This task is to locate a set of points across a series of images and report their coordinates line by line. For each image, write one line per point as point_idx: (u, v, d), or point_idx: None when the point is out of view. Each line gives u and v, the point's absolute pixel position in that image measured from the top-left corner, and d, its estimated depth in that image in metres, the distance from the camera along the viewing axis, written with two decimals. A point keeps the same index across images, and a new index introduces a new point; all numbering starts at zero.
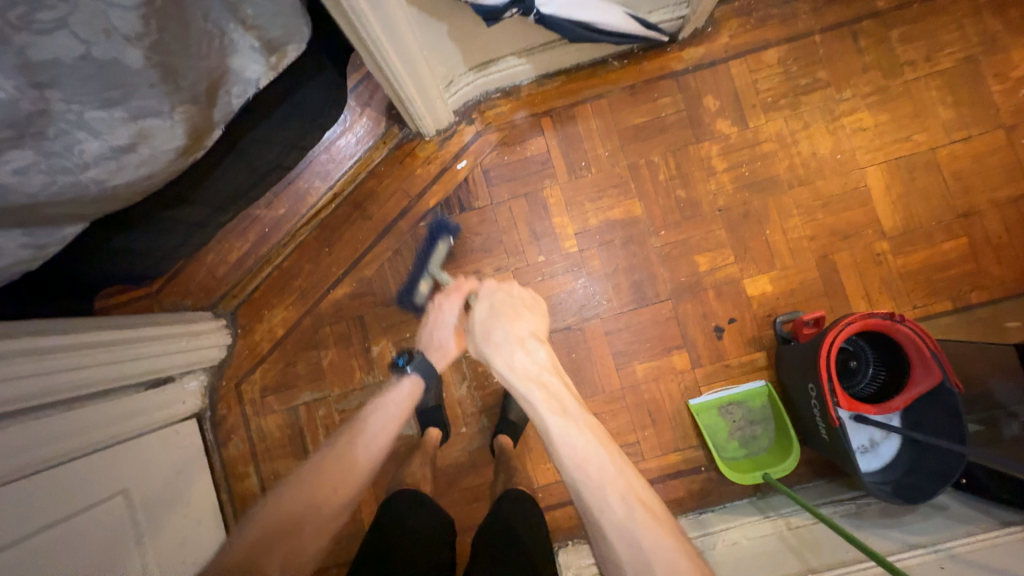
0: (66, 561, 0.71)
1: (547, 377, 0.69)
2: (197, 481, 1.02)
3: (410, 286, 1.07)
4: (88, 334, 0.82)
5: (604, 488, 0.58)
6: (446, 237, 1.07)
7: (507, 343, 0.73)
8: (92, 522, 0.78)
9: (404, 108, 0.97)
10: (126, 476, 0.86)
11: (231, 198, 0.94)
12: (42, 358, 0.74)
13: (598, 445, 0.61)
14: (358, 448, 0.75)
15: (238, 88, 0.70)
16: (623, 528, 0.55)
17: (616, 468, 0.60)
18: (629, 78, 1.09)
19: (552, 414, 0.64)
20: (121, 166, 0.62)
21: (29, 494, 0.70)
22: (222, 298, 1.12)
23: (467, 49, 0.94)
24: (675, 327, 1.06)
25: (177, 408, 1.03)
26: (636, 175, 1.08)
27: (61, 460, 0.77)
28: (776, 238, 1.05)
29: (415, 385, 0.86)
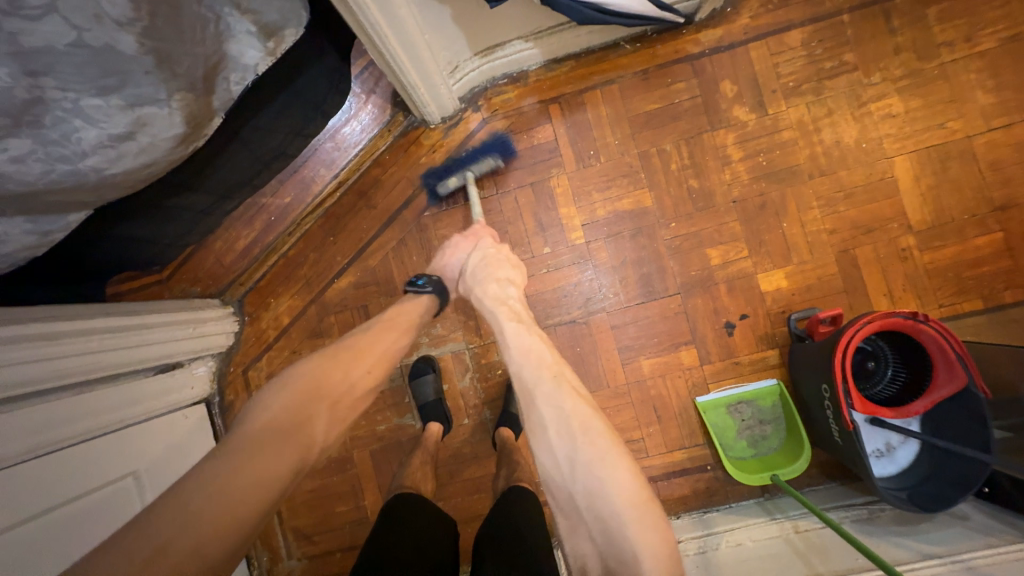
0: (77, 539, 0.74)
1: (513, 302, 0.79)
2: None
3: (440, 173, 1.07)
4: (98, 320, 0.84)
5: (541, 371, 0.67)
6: (494, 156, 1.03)
7: (485, 276, 0.82)
8: (103, 502, 0.80)
9: (408, 95, 0.95)
10: (135, 459, 0.88)
11: (235, 185, 0.94)
12: (52, 343, 0.76)
13: (544, 345, 0.71)
14: (388, 337, 0.76)
15: (236, 75, 0.69)
16: (552, 400, 0.64)
17: (554, 359, 0.69)
18: (641, 63, 1.04)
19: (508, 323, 0.75)
20: (120, 155, 0.62)
21: (41, 473, 0.73)
22: (230, 286, 1.13)
23: (472, 33, 0.91)
24: (684, 322, 1.02)
25: (187, 392, 1.05)
26: (646, 165, 1.04)
27: (73, 441, 0.79)
28: (794, 231, 1.00)
29: (433, 300, 0.85)
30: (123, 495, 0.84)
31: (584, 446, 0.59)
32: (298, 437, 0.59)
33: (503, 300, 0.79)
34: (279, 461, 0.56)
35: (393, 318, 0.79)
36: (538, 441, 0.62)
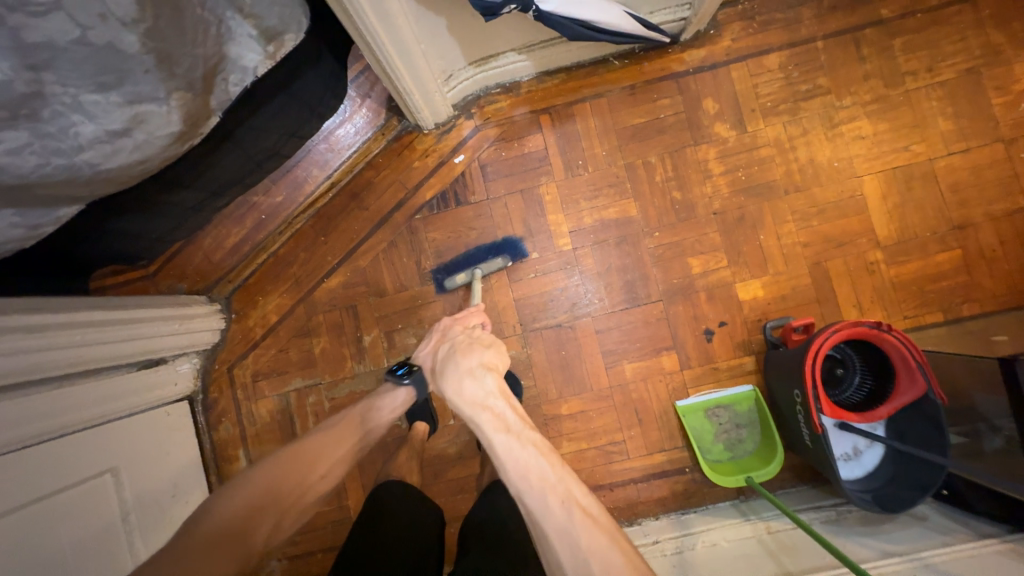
0: (52, 536, 0.73)
1: (493, 400, 0.65)
2: (186, 463, 1.04)
3: (450, 270, 1.10)
4: (84, 315, 0.84)
5: (549, 501, 0.55)
6: (503, 256, 1.05)
7: (457, 372, 0.69)
8: (79, 499, 0.79)
9: (403, 100, 0.98)
10: (114, 457, 0.87)
11: (227, 184, 0.95)
12: (34, 337, 0.75)
13: (543, 458, 0.58)
14: (350, 439, 0.79)
15: (235, 76, 0.71)
16: (568, 540, 0.53)
17: (559, 479, 0.56)
18: (629, 78, 1.08)
19: (495, 434, 0.61)
20: (116, 150, 0.63)
21: (17, 468, 0.72)
22: (217, 283, 1.12)
23: (467, 44, 0.94)
24: (666, 328, 1.06)
25: (170, 390, 1.04)
26: (632, 175, 1.08)
27: (51, 437, 0.78)
28: (770, 243, 1.05)
29: (410, 394, 0.85)
30: (101, 492, 0.83)
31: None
32: (242, 546, 0.63)
33: (479, 402, 0.64)
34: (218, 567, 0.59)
35: (358, 417, 0.81)
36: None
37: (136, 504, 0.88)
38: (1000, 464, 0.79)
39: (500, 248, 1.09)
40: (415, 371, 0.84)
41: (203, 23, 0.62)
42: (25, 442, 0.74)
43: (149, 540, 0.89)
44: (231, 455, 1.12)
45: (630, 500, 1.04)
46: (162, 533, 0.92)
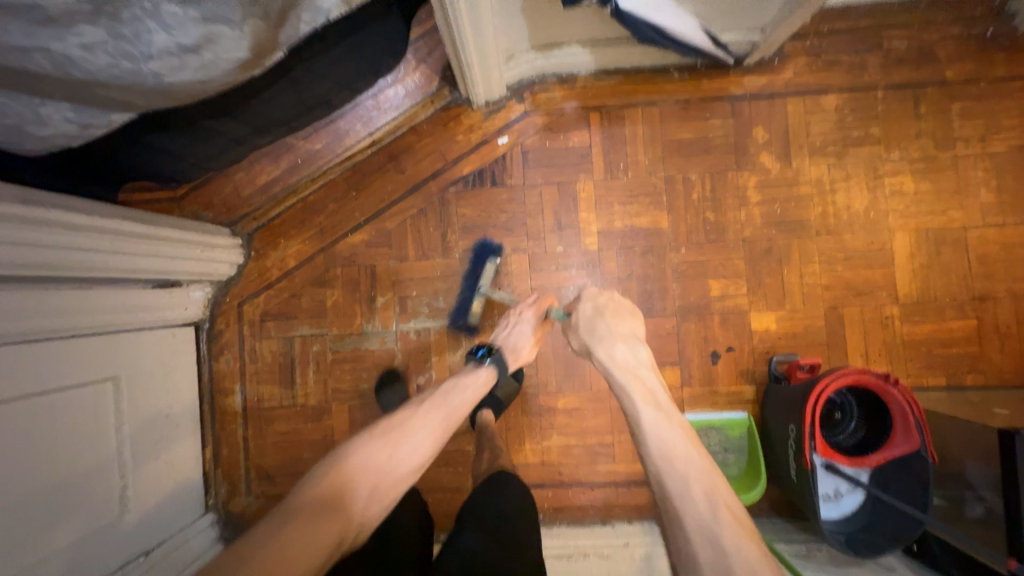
0: (45, 433, 0.74)
1: (643, 373, 0.81)
2: (182, 388, 1.05)
3: (461, 310, 1.10)
4: (109, 223, 0.84)
5: (687, 474, 0.69)
6: (492, 259, 1.07)
7: (610, 337, 0.85)
8: (77, 402, 0.80)
9: (461, 71, 0.97)
10: (115, 366, 0.88)
11: (273, 121, 0.95)
12: (64, 235, 0.76)
13: (685, 438, 0.73)
14: (432, 423, 0.80)
15: (309, 15, 0.71)
16: (700, 511, 0.65)
17: (703, 460, 0.71)
18: (685, 92, 1.08)
19: (645, 407, 0.77)
20: (182, 65, 0.63)
21: (25, 360, 0.73)
22: (243, 219, 1.13)
23: (534, 28, 0.94)
24: (674, 343, 1.07)
25: (181, 313, 1.04)
26: (669, 188, 1.09)
27: (64, 335, 0.80)
28: (792, 280, 1.06)
29: (493, 374, 0.90)
30: (98, 400, 0.84)
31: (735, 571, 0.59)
32: (343, 514, 0.65)
33: (631, 374, 0.81)
34: (328, 530, 0.62)
35: (440, 396, 0.84)
36: (680, 555, 0.63)
37: (127, 417, 0.89)
38: (976, 531, 0.81)
39: (478, 255, 1.10)
40: (496, 354, 0.91)
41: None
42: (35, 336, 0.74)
43: (135, 454, 0.90)
44: (228, 388, 1.13)
45: (607, 502, 1.06)
46: (146, 450, 0.93)
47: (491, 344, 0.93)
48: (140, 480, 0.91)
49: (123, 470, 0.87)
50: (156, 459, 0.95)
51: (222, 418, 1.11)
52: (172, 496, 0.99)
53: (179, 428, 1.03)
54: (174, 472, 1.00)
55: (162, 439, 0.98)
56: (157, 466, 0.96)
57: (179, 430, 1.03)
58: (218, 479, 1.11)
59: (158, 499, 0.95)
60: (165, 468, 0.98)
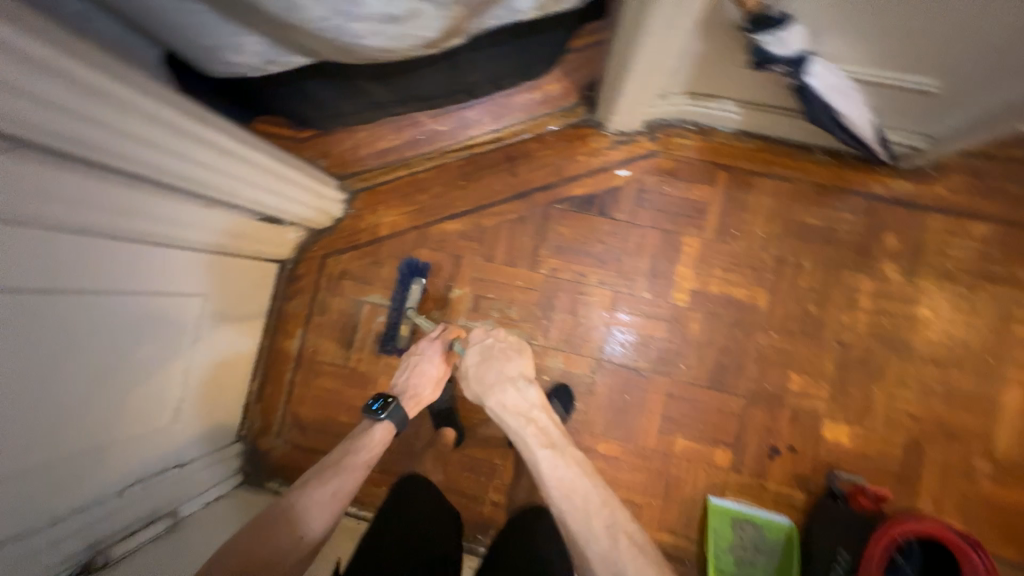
0: (120, 333, 0.74)
1: (537, 414, 0.80)
2: (243, 321, 1.06)
3: (387, 335, 1.10)
4: (250, 155, 0.84)
5: (587, 517, 0.71)
6: (417, 280, 1.07)
7: (499, 383, 0.80)
8: (155, 311, 0.81)
9: (611, 99, 0.96)
10: (195, 286, 0.89)
11: (416, 94, 0.97)
12: (225, 159, 0.79)
13: (584, 478, 0.74)
14: (338, 493, 0.80)
15: (502, 13, 0.72)
16: (605, 556, 0.68)
17: (596, 498, 0.73)
18: (823, 177, 1.04)
19: (542, 450, 0.76)
20: (379, 31, 0.64)
21: (129, 259, 0.73)
22: (353, 176, 1.16)
23: (698, 78, 0.91)
24: (735, 424, 1.02)
25: (268, 250, 1.06)
26: (777, 268, 1.04)
27: (173, 245, 0.81)
28: (880, 400, 0.99)
29: (387, 432, 0.89)
30: (170, 314, 0.84)
31: None
32: None
33: (524, 419, 0.79)
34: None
35: (331, 464, 0.83)
36: None
37: (189, 337, 0.90)
38: None
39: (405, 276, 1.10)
40: (390, 407, 0.89)
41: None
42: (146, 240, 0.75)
43: (184, 374, 0.90)
44: (290, 331, 1.15)
45: None
46: (196, 372, 0.94)
47: (387, 396, 0.91)
48: (182, 400, 0.91)
49: (183, 382, 0.91)
50: (203, 384, 0.97)
51: (277, 357, 1.14)
52: (206, 421, 1.00)
53: (239, 357, 1.07)
54: (214, 399, 1.01)
55: (223, 363, 1.01)
56: (207, 387, 0.98)
57: (238, 359, 1.06)
58: (255, 413, 1.14)
59: (192, 422, 0.96)
60: (207, 395, 0.99)
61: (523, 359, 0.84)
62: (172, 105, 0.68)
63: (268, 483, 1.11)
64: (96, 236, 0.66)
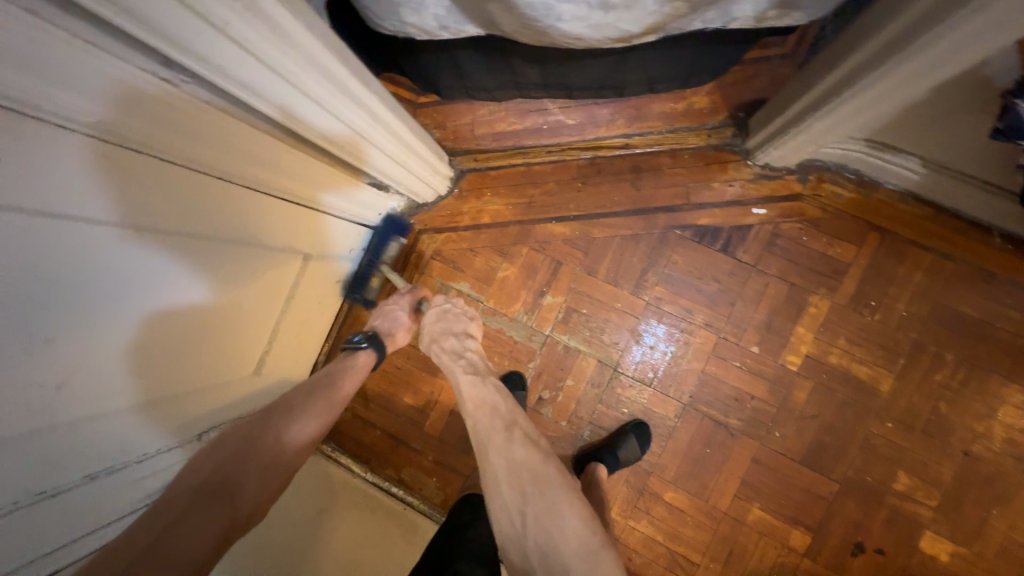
0: (147, 276, 0.58)
1: (469, 352, 0.84)
2: (257, 276, 0.79)
3: (357, 283, 1.09)
4: (369, 100, 0.69)
5: (489, 421, 0.74)
6: (396, 237, 1.08)
7: (445, 332, 0.87)
8: (172, 251, 0.60)
9: (778, 132, 0.85)
10: (194, 219, 0.61)
11: (563, 85, 0.88)
12: (369, 125, 0.72)
13: (497, 395, 0.77)
14: (319, 408, 0.77)
15: (712, 17, 0.62)
16: (500, 448, 0.70)
17: (507, 410, 0.75)
18: (995, 265, 0.90)
19: (465, 375, 0.80)
20: (585, 17, 0.56)
21: (207, 198, 0.61)
22: (464, 154, 1.09)
23: (892, 128, 0.79)
24: (821, 509, 0.95)
25: (301, 191, 0.78)
26: (913, 354, 0.93)
27: (258, 190, 0.70)
28: (995, 525, 0.89)
29: (370, 358, 0.88)
30: (172, 256, 0.60)
31: (546, 509, 0.64)
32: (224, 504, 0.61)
33: (457, 356, 0.83)
34: (212, 525, 0.59)
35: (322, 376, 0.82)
36: (493, 496, 0.68)
37: (174, 291, 0.63)
38: None
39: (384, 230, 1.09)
40: (372, 336, 0.89)
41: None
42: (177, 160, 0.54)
43: (164, 339, 0.64)
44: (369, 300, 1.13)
45: None
46: (182, 340, 0.68)
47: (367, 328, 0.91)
48: (163, 373, 0.67)
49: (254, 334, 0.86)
50: (194, 353, 0.71)
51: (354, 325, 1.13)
52: (197, 400, 0.76)
53: (318, 317, 1.05)
54: (207, 372, 0.77)
55: (302, 321, 0.99)
56: (287, 341, 0.97)
57: (316, 318, 1.04)
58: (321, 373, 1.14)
59: (171, 400, 0.71)
60: (201, 365, 0.75)
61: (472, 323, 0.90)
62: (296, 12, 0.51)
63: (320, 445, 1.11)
64: (8, 110, 0.37)
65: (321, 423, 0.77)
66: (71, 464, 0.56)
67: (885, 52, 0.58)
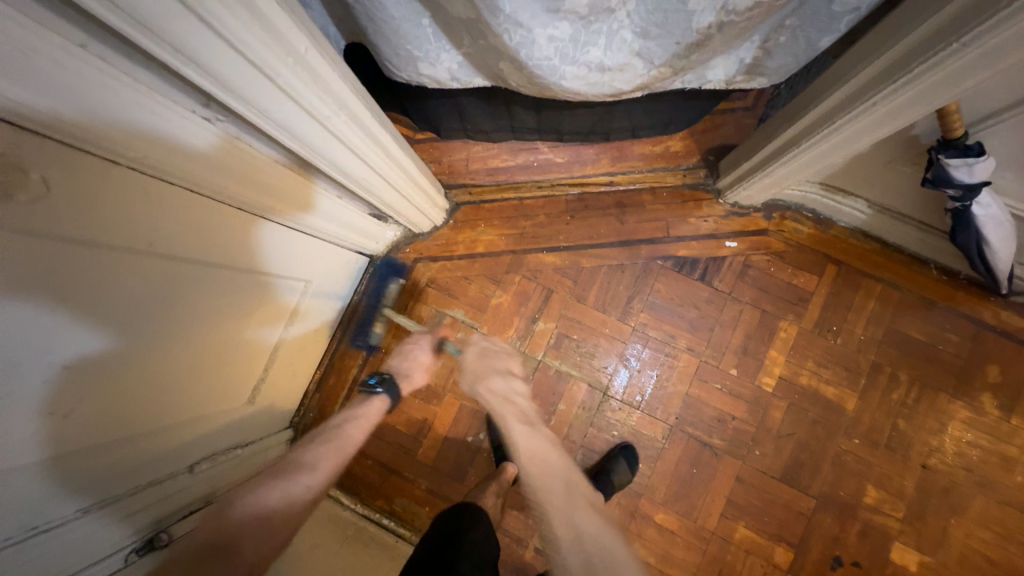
0: (141, 305, 0.55)
1: (516, 398, 0.92)
2: (212, 305, 0.68)
3: (364, 330, 1.13)
4: (381, 134, 0.73)
5: (552, 475, 0.81)
6: (395, 279, 1.13)
7: (489, 377, 0.94)
8: (162, 278, 0.57)
9: (745, 176, 0.96)
10: (132, 230, 0.51)
11: (556, 130, 0.96)
12: (379, 159, 0.76)
13: (558, 461, 0.84)
14: (332, 456, 0.80)
15: (691, 79, 0.72)
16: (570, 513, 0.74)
17: (559, 466, 0.83)
18: (934, 293, 1.02)
19: (517, 425, 0.88)
20: (585, 77, 0.64)
21: (200, 218, 0.60)
22: (459, 188, 1.15)
23: (841, 173, 0.91)
24: (800, 525, 1.00)
25: (274, 209, 0.72)
26: (872, 374, 1.02)
27: (248, 211, 0.69)
28: (955, 533, 0.97)
29: (382, 403, 0.93)
30: (162, 285, 0.58)
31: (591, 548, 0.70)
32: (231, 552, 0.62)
33: (507, 399, 0.91)
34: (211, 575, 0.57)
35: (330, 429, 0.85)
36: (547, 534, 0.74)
37: (99, 323, 0.51)
38: None
39: (381, 276, 1.14)
40: (387, 381, 0.94)
41: (742, 41, 0.64)
42: (156, 172, 0.51)
43: (103, 375, 0.53)
44: (363, 327, 1.14)
45: None
46: (124, 377, 0.57)
47: (385, 372, 0.96)
48: (138, 408, 0.61)
49: (248, 361, 0.84)
50: (137, 393, 0.60)
51: (346, 351, 1.13)
52: (132, 450, 0.63)
53: (312, 343, 1.05)
54: (155, 415, 0.65)
55: (295, 349, 0.98)
56: (282, 370, 0.97)
57: (310, 345, 1.04)
58: (312, 402, 1.13)
59: (109, 449, 0.59)
60: (155, 405, 0.64)
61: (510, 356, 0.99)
62: (323, 52, 0.56)
63: None
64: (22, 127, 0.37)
65: (324, 473, 0.77)
66: (61, 495, 0.54)
67: (827, 116, 0.69)
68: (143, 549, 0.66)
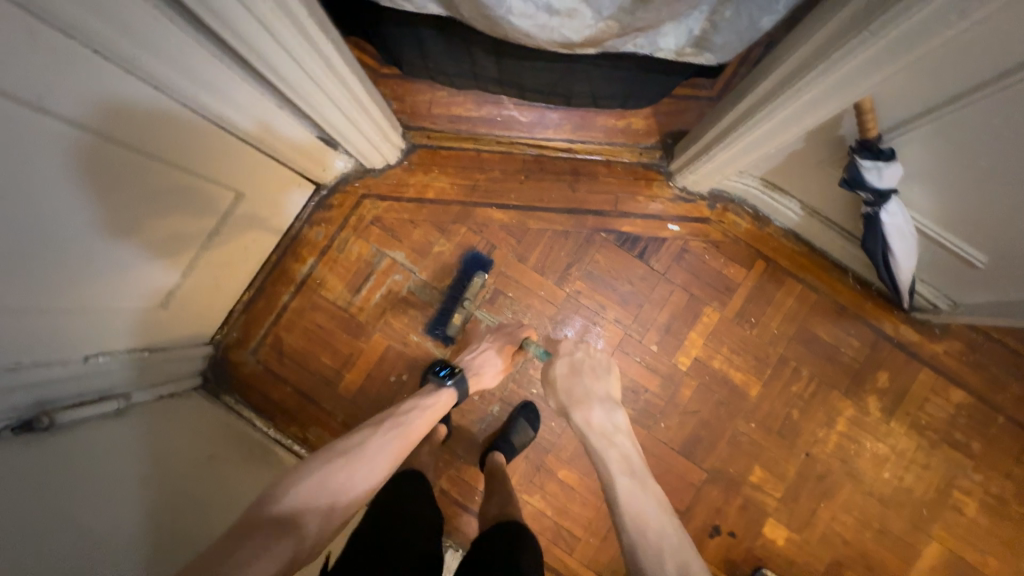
0: (140, 202, 0.66)
1: (619, 439, 0.83)
2: (193, 212, 0.78)
3: (440, 321, 1.10)
4: (333, 57, 0.74)
5: (656, 539, 0.69)
6: (480, 274, 1.08)
7: (586, 403, 0.87)
8: (160, 184, 0.68)
9: (693, 159, 0.98)
10: (145, 142, 0.61)
11: (518, 84, 0.96)
12: (327, 78, 0.76)
13: (663, 514, 0.73)
14: (394, 445, 0.79)
15: (642, 42, 0.72)
16: None
17: (676, 542, 0.69)
18: (848, 299, 1.09)
19: (621, 475, 0.78)
20: (531, 16, 0.64)
21: (195, 136, 0.69)
22: (417, 131, 1.13)
23: (780, 168, 0.95)
24: (690, 495, 1.07)
25: (257, 136, 0.79)
26: (777, 367, 1.09)
27: (227, 130, 0.74)
28: (822, 516, 1.06)
29: (450, 397, 0.92)
30: (160, 189, 0.68)
31: None
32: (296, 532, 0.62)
33: (608, 438, 0.83)
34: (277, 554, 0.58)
35: (401, 414, 0.84)
36: None
37: (102, 211, 0.62)
38: None
39: (466, 270, 1.10)
40: (458, 375, 0.93)
41: (688, 9, 0.65)
42: (106, 52, 0.51)
43: (94, 253, 0.64)
44: (302, 256, 1.12)
45: None
46: (41, 252, 0.57)
47: (455, 367, 0.96)
48: (114, 286, 0.72)
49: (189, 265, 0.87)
50: (94, 274, 0.67)
51: (280, 277, 1.11)
52: (100, 320, 0.74)
53: (247, 262, 1.04)
54: (116, 296, 0.74)
55: (227, 264, 0.97)
56: (205, 283, 0.95)
57: (244, 263, 1.03)
58: (238, 322, 1.11)
59: (73, 316, 0.68)
60: (117, 287, 0.73)
61: (612, 380, 0.92)
62: None
63: (223, 396, 1.08)
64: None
65: (386, 464, 0.77)
66: None
67: (762, 100, 0.72)
68: (20, 429, 0.64)
